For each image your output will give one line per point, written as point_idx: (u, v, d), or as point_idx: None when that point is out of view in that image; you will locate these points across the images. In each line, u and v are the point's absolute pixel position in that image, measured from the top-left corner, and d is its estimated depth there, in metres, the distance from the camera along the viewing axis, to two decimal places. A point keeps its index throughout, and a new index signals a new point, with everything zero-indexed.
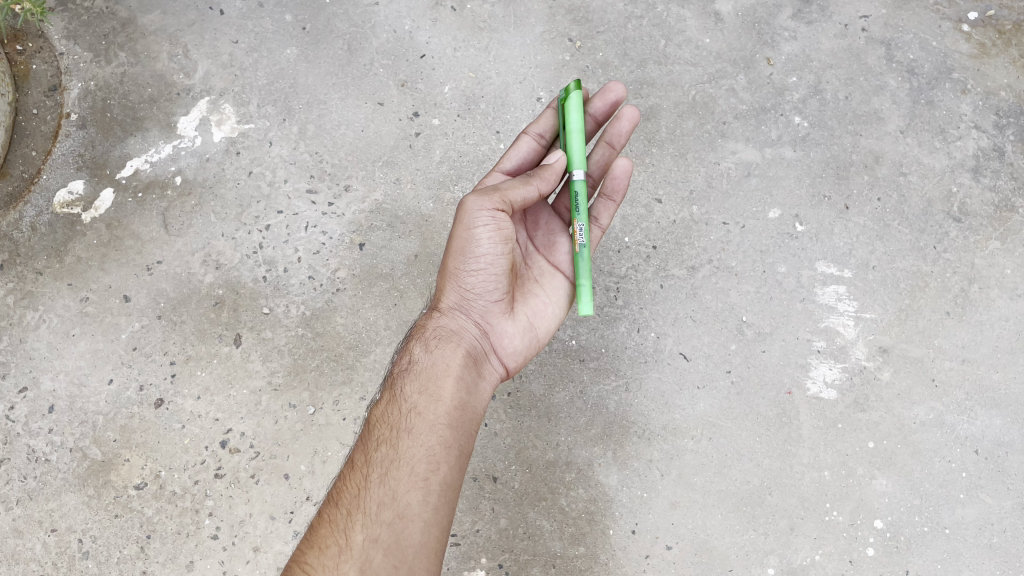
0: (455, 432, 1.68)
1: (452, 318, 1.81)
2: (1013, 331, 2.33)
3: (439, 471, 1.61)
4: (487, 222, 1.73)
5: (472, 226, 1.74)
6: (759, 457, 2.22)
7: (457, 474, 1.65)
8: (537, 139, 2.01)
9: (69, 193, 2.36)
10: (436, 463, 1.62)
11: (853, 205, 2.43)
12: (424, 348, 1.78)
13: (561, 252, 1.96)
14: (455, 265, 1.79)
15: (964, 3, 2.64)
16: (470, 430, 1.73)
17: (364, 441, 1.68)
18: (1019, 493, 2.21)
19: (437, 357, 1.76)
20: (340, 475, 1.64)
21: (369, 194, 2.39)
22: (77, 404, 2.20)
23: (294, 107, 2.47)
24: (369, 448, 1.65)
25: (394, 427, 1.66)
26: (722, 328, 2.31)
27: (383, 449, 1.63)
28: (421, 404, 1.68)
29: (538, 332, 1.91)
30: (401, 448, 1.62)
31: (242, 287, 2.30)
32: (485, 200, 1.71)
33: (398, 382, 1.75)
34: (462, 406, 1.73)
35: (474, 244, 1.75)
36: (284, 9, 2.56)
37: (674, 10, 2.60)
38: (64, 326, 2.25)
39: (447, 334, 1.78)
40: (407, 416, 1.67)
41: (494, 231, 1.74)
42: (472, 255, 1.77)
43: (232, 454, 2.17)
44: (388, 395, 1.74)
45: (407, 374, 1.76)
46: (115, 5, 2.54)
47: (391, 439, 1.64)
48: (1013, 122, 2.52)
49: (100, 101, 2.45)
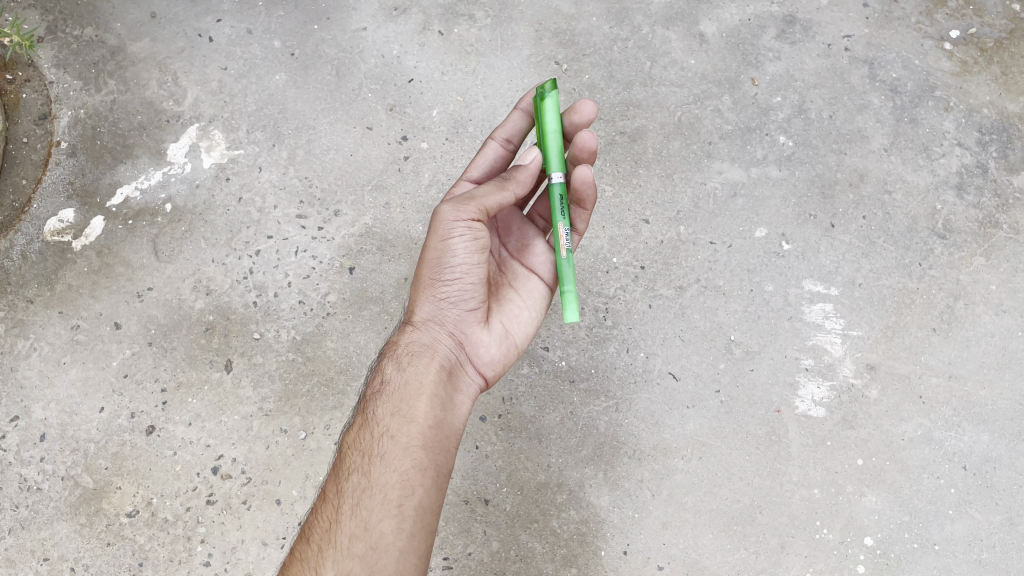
0: (431, 453, 1.66)
1: (425, 331, 1.77)
2: (999, 347, 2.35)
3: (413, 496, 1.59)
4: (463, 232, 1.70)
5: (447, 236, 1.71)
6: (749, 476, 2.23)
7: (433, 496, 1.63)
8: (503, 144, 1.96)
9: (60, 221, 2.37)
10: (410, 488, 1.60)
11: (838, 223, 2.45)
12: (397, 367, 1.75)
13: (540, 258, 1.93)
14: (429, 277, 1.76)
15: (945, 21, 2.67)
16: (447, 448, 1.70)
17: (338, 469, 1.67)
18: (1007, 508, 2.22)
19: (410, 375, 1.73)
20: (315, 506, 1.63)
21: (358, 219, 2.40)
22: (69, 432, 2.20)
23: (283, 133, 2.49)
24: (341, 476, 1.64)
25: (366, 453, 1.64)
26: (711, 347, 2.33)
27: (356, 477, 1.62)
28: (394, 427, 1.66)
29: (515, 339, 1.89)
30: (373, 475, 1.60)
31: (233, 312, 2.31)
32: (458, 210, 1.69)
33: (370, 404, 1.73)
34: (437, 424, 1.70)
35: (450, 255, 1.72)
36: (273, 36, 2.59)
37: (659, 32, 2.64)
38: (55, 355, 2.26)
39: (420, 350, 1.75)
40: (379, 441, 1.65)
41: (470, 239, 1.71)
42: (448, 266, 1.74)
43: (224, 480, 2.18)
44: (361, 418, 1.72)
45: (380, 396, 1.73)
46: (105, 34, 2.56)
47: (363, 465, 1.62)
48: (996, 138, 2.55)
49: (90, 129, 2.46)
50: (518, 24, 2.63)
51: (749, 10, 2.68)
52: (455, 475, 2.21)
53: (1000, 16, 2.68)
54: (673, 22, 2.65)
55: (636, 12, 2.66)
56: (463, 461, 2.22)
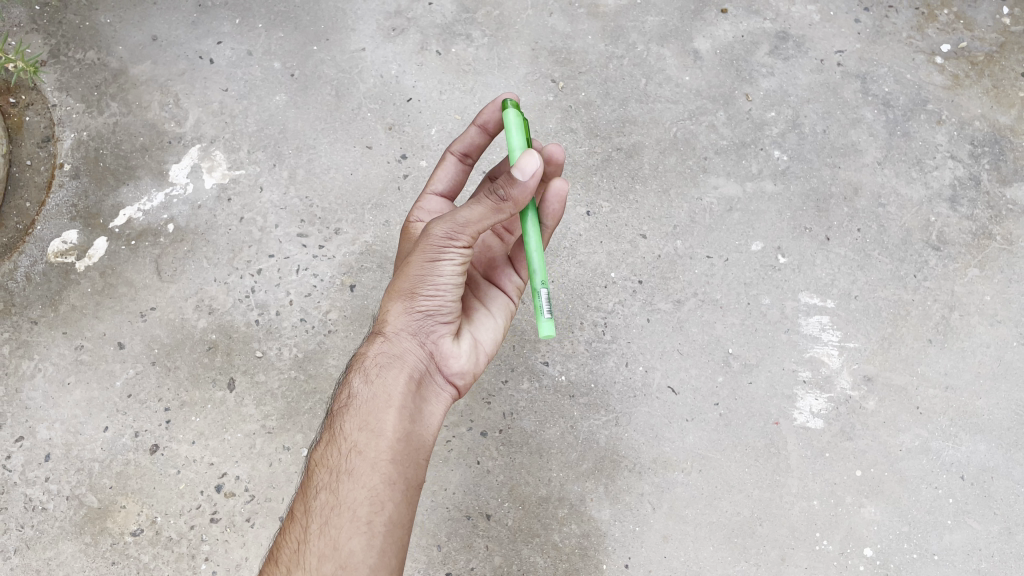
0: (400, 467, 1.61)
1: (397, 342, 1.70)
2: (994, 357, 2.37)
3: (382, 513, 1.56)
4: (454, 260, 1.65)
5: (434, 254, 1.64)
6: (749, 488, 2.24)
7: (402, 512, 1.59)
8: (461, 158, 1.98)
9: (63, 242, 2.39)
10: (380, 504, 1.56)
11: (834, 236, 2.48)
12: (364, 380, 1.68)
13: (506, 277, 1.96)
14: (406, 290, 1.69)
15: (936, 36, 2.71)
16: (417, 461, 1.66)
17: (306, 485, 1.63)
18: (1006, 518, 2.24)
19: (379, 388, 1.66)
20: (283, 524, 1.61)
21: (359, 237, 2.43)
22: (73, 452, 2.22)
23: (284, 153, 2.52)
24: (309, 493, 1.60)
25: (334, 470, 1.60)
26: (709, 361, 2.35)
27: (323, 495, 1.58)
28: (361, 443, 1.60)
29: (484, 348, 1.85)
30: (341, 493, 1.57)
31: (235, 331, 2.33)
32: (448, 233, 1.62)
33: (338, 419, 1.67)
34: (406, 437, 1.64)
35: (433, 274, 1.66)
36: (273, 58, 2.63)
37: (654, 49, 2.68)
38: (59, 375, 2.28)
39: (390, 361, 1.68)
40: (347, 457, 1.60)
41: (458, 264, 1.66)
42: (432, 283, 1.67)
43: (227, 497, 2.19)
44: (329, 433, 1.67)
45: (347, 410, 1.66)
46: (108, 58, 2.60)
47: (331, 483, 1.59)
48: (988, 151, 2.58)
49: (93, 151, 2.49)
50: (514, 43, 2.67)
51: (742, 27, 2.71)
52: (457, 491, 2.23)
53: (989, 30, 2.71)
54: (667, 40, 2.69)
55: (630, 30, 2.70)
56: (465, 476, 2.24)
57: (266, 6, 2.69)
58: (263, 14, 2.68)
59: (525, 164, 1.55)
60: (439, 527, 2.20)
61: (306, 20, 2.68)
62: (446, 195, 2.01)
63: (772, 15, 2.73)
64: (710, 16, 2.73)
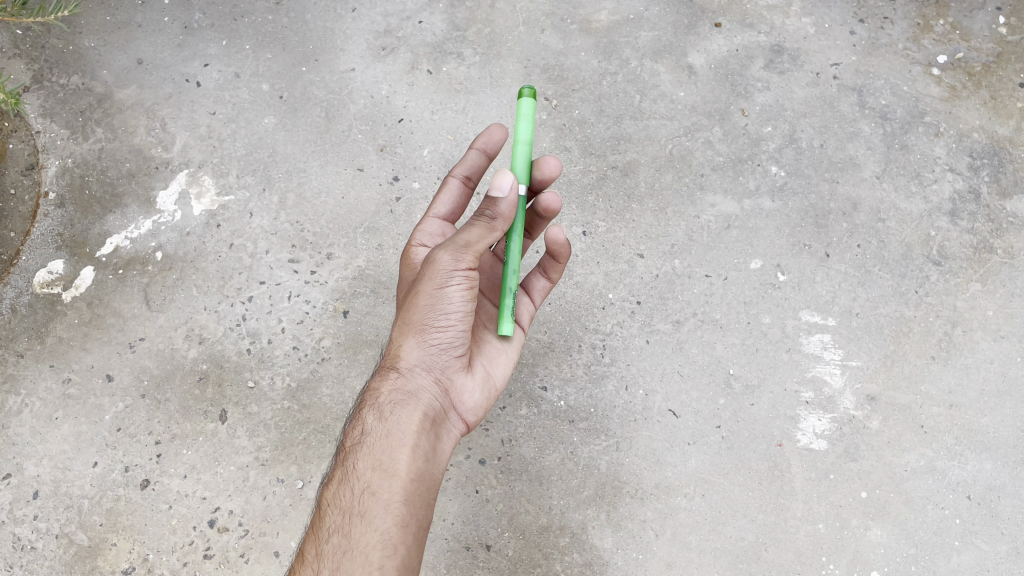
0: (413, 508, 1.55)
1: (411, 378, 1.66)
2: (998, 373, 2.34)
3: (395, 557, 1.49)
4: (461, 280, 1.62)
5: (441, 282, 1.62)
6: (753, 512, 2.20)
7: (414, 556, 1.52)
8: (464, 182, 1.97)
9: (49, 273, 2.34)
10: (393, 548, 1.49)
11: (833, 252, 2.45)
12: (378, 418, 1.63)
13: (523, 304, 1.98)
14: (419, 321, 1.65)
15: (932, 47, 2.68)
16: (429, 502, 1.60)
17: (315, 528, 1.54)
18: (1013, 538, 2.20)
19: (393, 425, 1.61)
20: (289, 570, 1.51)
21: (351, 261, 2.38)
22: (62, 489, 2.17)
23: (273, 176, 2.47)
24: (320, 536, 1.51)
25: (346, 512, 1.52)
26: (709, 382, 2.31)
27: (335, 539, 1.50)
28: (375, 482, 1.54)
29: (493, 384, 1.81)
30: (354, 536, 1.48)
31: (226, 360, 2.28)
32: (455, 257, 1.60)
33: (351, 458, 1.60)
34: (420, 477, 1.59)
35: (443, 301, 1.63)
36: (261, 79, 2.58)
37: (648, 65, 2.64)
38: (46, 410, 2.23)
39: (405, 398, 1.64)
40: (360, 498, 1.53)
41: (466, 288, 1.62)
42: (443, 312, 1.64)
43: (221, 533, 2.14)
44: (341, 472, 1.59)
45: (360, 447, 1.60)
46: (92, 82, 2.56)
47: (344, 526, 1.50)
48: (987, 163, 2.55)
49: (78, 178, 2.45)
50: (506, 60, 2.63)
51: (736, 41, 2.68)
52: (456, 521, 2.19)
53: (986, 40, 2.68)
54: (661, 55, 2.66)
55: (624, 46, 2.66)
56: (463, 506, 2.20)
57: (254, 27, 2.65)
58: (250, 36, 2.64)
59: (501, 180, 1.60)
60: (438, 558, 2.16)
61: (294, 41, 2.64)
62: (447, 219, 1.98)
63: (766, 28, 2.70)
64: (703, 31, 2.69)
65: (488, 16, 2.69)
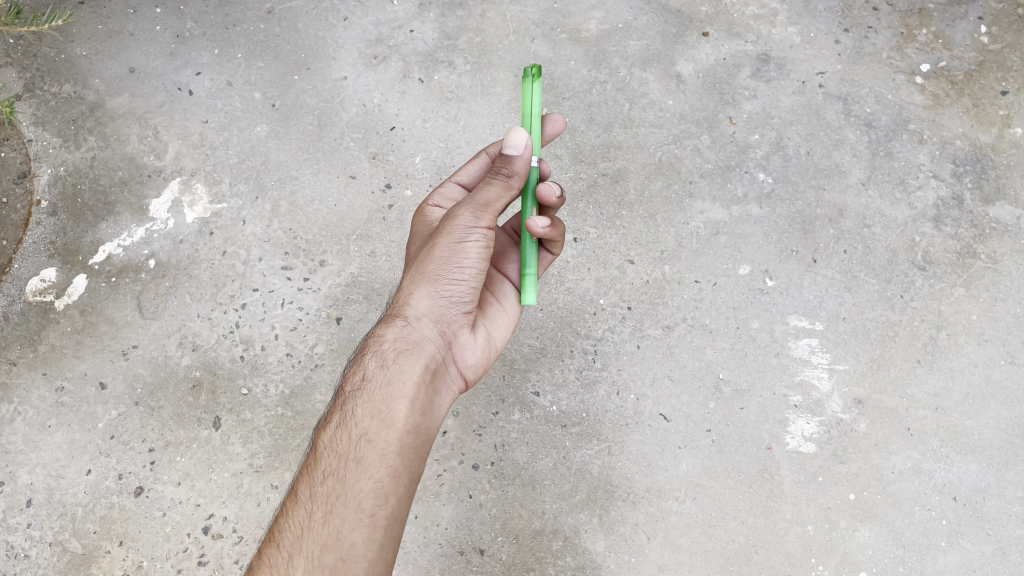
0: (408, 459, 1.53)
1: (416, 330, 1.66)
2: (983, 376, 2.38)
3: (387, 506, 1.45)
4: (478, 237, 1.64)
5: (459, 236, 1.64)
6: (743, 514, 2.23)
7: (404, 508, 1.49)
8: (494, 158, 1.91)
9: (41, 281, 2.36)
10: (385, 497, 1.46)
11: (820, 258, 2.48)
12: (381, 365, 1.61)
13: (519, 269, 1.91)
14: (434, 271, 1.65)
15: (916, 55, 2.72)
16: (423, 456, 1.57)
17: (309, 468, 1.52)
18: (999, 538, 2.24)
19: (395, 375, 1.59)
20: (281, 509, 1.48)
21: (344, 268, 2.40)
22: (55, 496, 2.17)
23: (266, 184, 2.48)
24: (314, 478, 1.49)
25: (342, 456, 1.50)
26: (699, 387, 2.34)
27: (329, 482, 1.47)
28: (372, 430, 1.52)
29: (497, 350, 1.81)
30: (348, 481, 1.46)
31: (219, 367, 2.29)
32: (474, 214, 1.63)
33: (350, 403, 1.58)
34: (416, 429, 1.57)
35: (457, 257, 1.64)
36: (253, 88, 2.60)
37: (636, 74, 2.68)
38: (39, 418, 2.24)
39: (408, 348, 1.63)
40: (357, 444, 1.50)
41: (483, 245, 1.64)
42: (459, 266, 1.65)
43: (215, 540, 2.15)
44: (338, 417, 1.58)
45: (360, 393, 1.58)
46: (84, 91, 2.57)
47: (339, 469, 1.48)
48: (970, 170, 2.59)
49: (70, 187, 2.46)
50: (497, 69, 2.66)
51: (723, 50, 2.72)
52: (450, 526, 2.21)
53: (968, 49, 2.73)
54: (650, 63, 2.69)
55: (613, 55, 2.70)
56: (457, 511, 2.22)
57: (245, 35, 2.67)
58: (242, 44, 2.66)
59: (516, 138, 1.63)
60: (432, 563, 2.18)
61: (286, 50, 2.66)
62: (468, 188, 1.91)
63: (753, 37, 2.74)
64: (691, 40, 2.73)
65: (479, 25, 2.71)
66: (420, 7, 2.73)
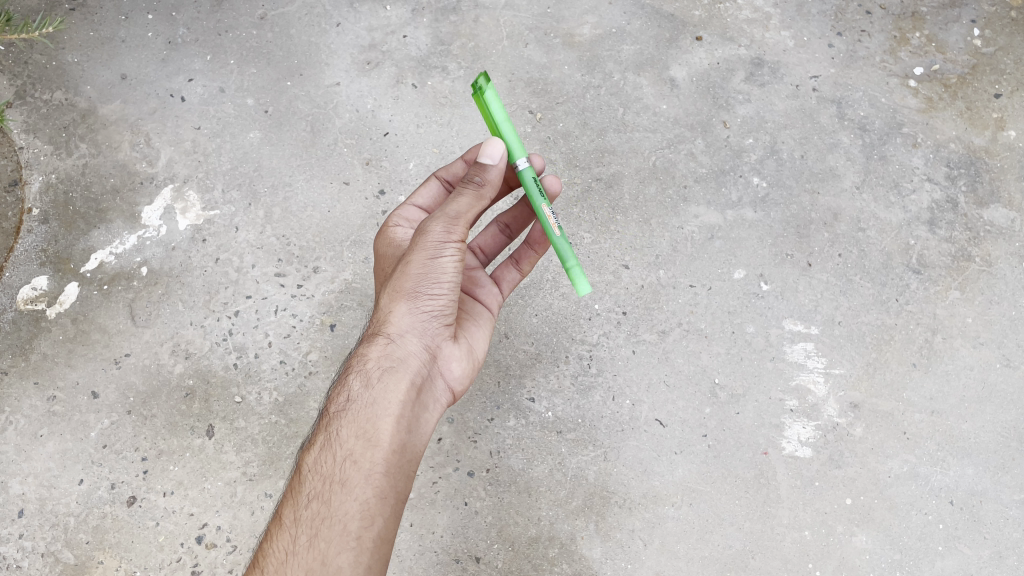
0: (393, 479, 1.55)
1: (399, 345, 1.63)
2: (978, 380, 2.38)
3: (372, 528, 1.48)
4: (452, 254, 1.63)
5: (434, 252, 1.62)
6: (740, 519, 2.23)
7: (390, 527, 1.52)
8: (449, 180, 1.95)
9: (33, 289, 2.34)
10: (371, 518, 1.49)
11: (815, 261, 2.48)
12: (364, 384, 1.60)
13: (488, 291, 1.93)
14: (411, 286, 1.63)
15: (909, 59, 2.73)
16: (408, 473, 1.59)
17: (293, 491, 1.53)
18: (996, 542, 2.23)
19: (378, 394, 1.59)
20: (266, 533, 1.50)
21: (338, 275, 2.39)
22: (47, 507, 2.16)
23: (258, 191, 2.47)
24: (298, 502, 1.50)
25: (327, 479, 1.50)
26: (695, 392, 2.33)
27: (314, 505, 1.48)
28: (357, 451, 1.53)
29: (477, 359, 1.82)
30: (333, 504, 1.48)
31: (213, 375, 2.28)
32: (447, 229, 1.62)
33: (334, 423, 1.57)
34: (401, 448, 1.58)
35: (433, 273, 1.62)
36: (246, 94, 2.59)
37: (630, 78, 2.67)
38: (31, 428, 2.22)
39: (392, 365, 1.62)
40: (342, 466, 1.51)
41: (458, 259, 1.64)
42: (435, 280, 1.62)
43: (209, 549, 2.13)
44: (322, 438, 1.57)
45: (345, 413, 1.58)
46: (75, 98, 2.56)
47: (323, 493, 1.49)
48: (964, 173, 2.59)
49: (62, 194, 2.44)
50: (491, 74, 2.66)
51: (717, 54, 2.72)
52: (446, 533, 2.20)
53: (961, 52, 2.74)
54: (643, 68, 2.69)
55: (606, 59, 2.70)
56: (453, 518, 2.21)
57: (238, 41, 2.66)
58: (234, 50, 2.65)
59: (493, 148, 1.64)
60: (428, 571, 2.17)
61: (278, 56, 2.65)
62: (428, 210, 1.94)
63: (746, 42, 2.74)
64: (685, 44, 2.73)
65: (472, 31, 2.71)
66: (413, 13, 2.72)
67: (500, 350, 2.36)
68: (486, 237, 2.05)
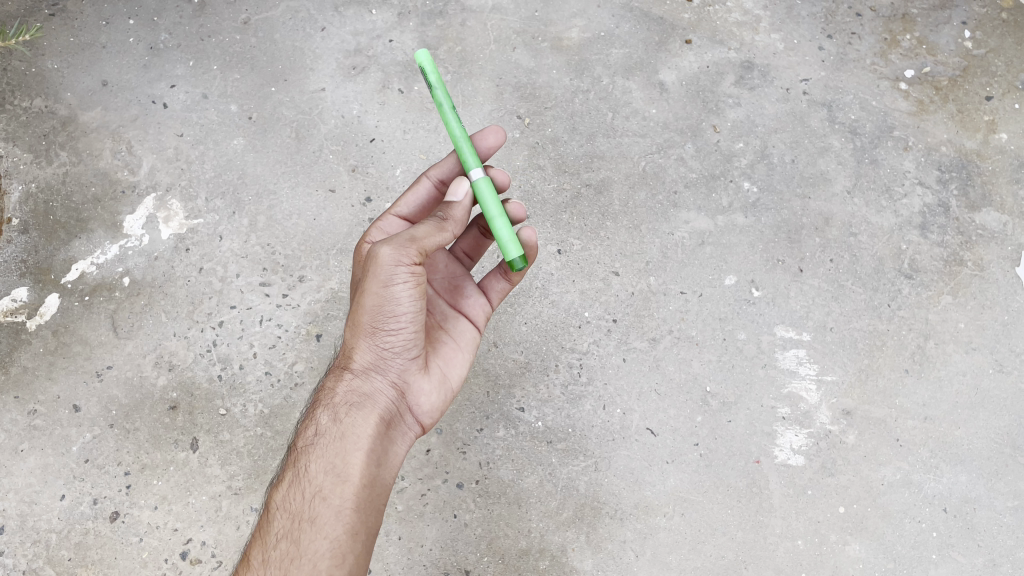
0: (362, 515, 1.56)
1: (366, 380, 1.64)
2: (971, 386, 2.36)
3: (342, 566, 1.49)
4: (407, 279, 1.55)
5: (387, 282, 1.55)
6: (732, 530, 2.20)
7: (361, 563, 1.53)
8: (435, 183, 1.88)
9: (13, 301, 2.30)
10: (341, 556, 1.49)
11: (806, 267, 2.46)
12: (332, 420, 1.61)
13: (474, 303, 1.90)
14: (371, 322, 1.60)
15: (900, 61, 2.71)
16: (377, 507, 1.60)
17: (262, 531, 1.53)
18: (989, 549, 2.22)
19: (345, 429, 1.60)
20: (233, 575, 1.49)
21: (324, 283, 2.35)
22: (28, 523, 2.12)
23: (243, 199, 2.43)
24: (267, 543, 1.50)
25: (295, 518, 1.51)
26: (687, 400, 2.31)
27: (284, 546, 1.48)
28: (326, 488, 1.53)
29: (450, 386, 1.80)
30: (302, 543, 1.48)
31: (197, 388, 2.24)
32: (398, 252, 1.53)
33: (302, 459, 1.58)
34: (370, 483, 1.58)
35: (392, 304, 1.57)
36: (229, 100, 2.55)
37: (619, 82, 2.65)
38: (12, 443, 2.18)
39: (360, 400, 1.62)
40: (310, 504, 1.52)
41: (416, 287, 1.57)
42: (393, 314, 1.59)
43: (193, 565, 2.10)
44: (290, 475, 1.57)
45: (312, 450, 1.58)
46: (55, 105, 2.51)
47: (292, 532, 1.49)
48: (956, 176, 2.57)
49: (42, 204, 2.40)
50: (478, 79, 2.63)
51: (706, 58, 2.69)
52: (435, 546, 2.17)
53: (952, 54, 2.72)
54: (632, 71, 2.66)
55: (595, 63, 2.67)
56: (442, 531, 2.18)
57: (221, 46, 2.62)
58: (217, 56, 2.61)
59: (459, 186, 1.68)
60: None
61: (262, 61, 2.61)
62: (409, 219, 1.90)
63: (736, 44, 2.72)
64: (674, 47, 2.70)
65: (459, 34, 2.68)
66: (399, 17, 2.69)
67: (488, 359, 2.33)
68: (468, 242, 2.01)
